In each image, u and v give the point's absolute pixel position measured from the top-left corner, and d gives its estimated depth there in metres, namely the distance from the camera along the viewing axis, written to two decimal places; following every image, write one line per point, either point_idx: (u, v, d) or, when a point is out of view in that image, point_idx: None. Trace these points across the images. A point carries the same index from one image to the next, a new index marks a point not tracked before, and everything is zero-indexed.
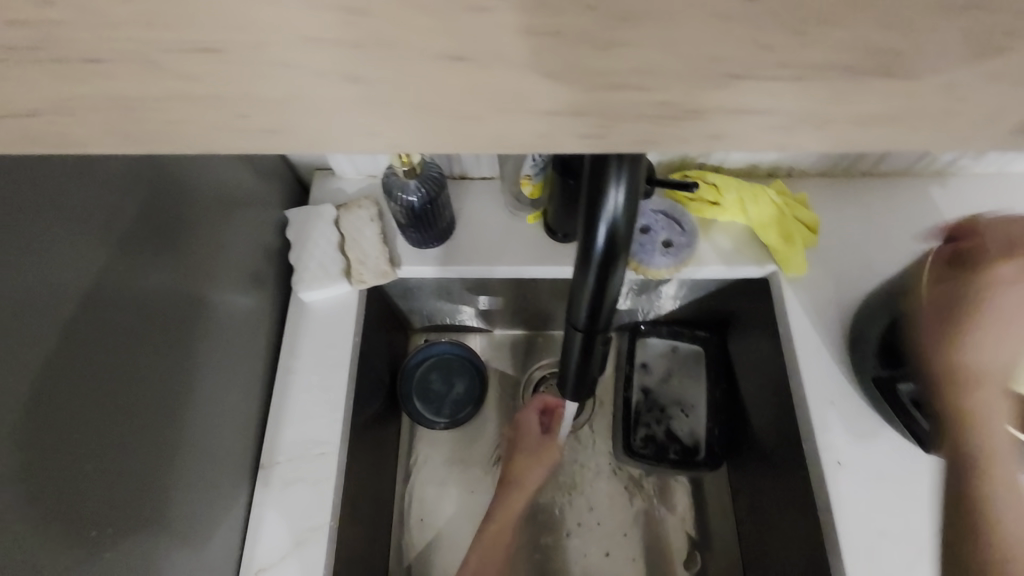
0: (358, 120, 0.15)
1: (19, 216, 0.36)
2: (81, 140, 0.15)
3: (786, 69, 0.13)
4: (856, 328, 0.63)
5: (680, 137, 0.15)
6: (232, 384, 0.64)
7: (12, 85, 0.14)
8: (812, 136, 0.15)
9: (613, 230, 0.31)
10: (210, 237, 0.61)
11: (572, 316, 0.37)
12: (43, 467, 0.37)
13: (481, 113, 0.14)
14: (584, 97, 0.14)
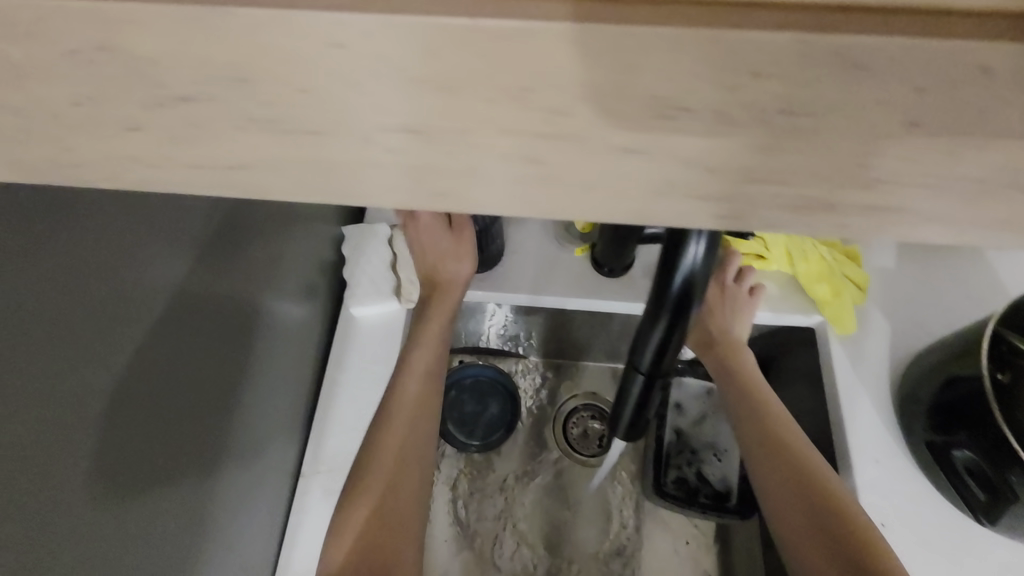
0: (496, 194, 0.15)
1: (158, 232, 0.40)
2: (227, 195, 0.16)
3: (943, 179, 0.13)
4: (907, 388, 0.62)
5: (818, 226, 0.15)
6: (279, 391, 0.66)
7: (173, 148, 0.14)
8: (953, 236, 0.15)
9: (690, 281, 0.32)
10: (272, 249, 0.64)
11: (635, 358, 0.39)
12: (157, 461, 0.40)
13: (623, 196, 0.14)
14: (733, 187, 0.14)
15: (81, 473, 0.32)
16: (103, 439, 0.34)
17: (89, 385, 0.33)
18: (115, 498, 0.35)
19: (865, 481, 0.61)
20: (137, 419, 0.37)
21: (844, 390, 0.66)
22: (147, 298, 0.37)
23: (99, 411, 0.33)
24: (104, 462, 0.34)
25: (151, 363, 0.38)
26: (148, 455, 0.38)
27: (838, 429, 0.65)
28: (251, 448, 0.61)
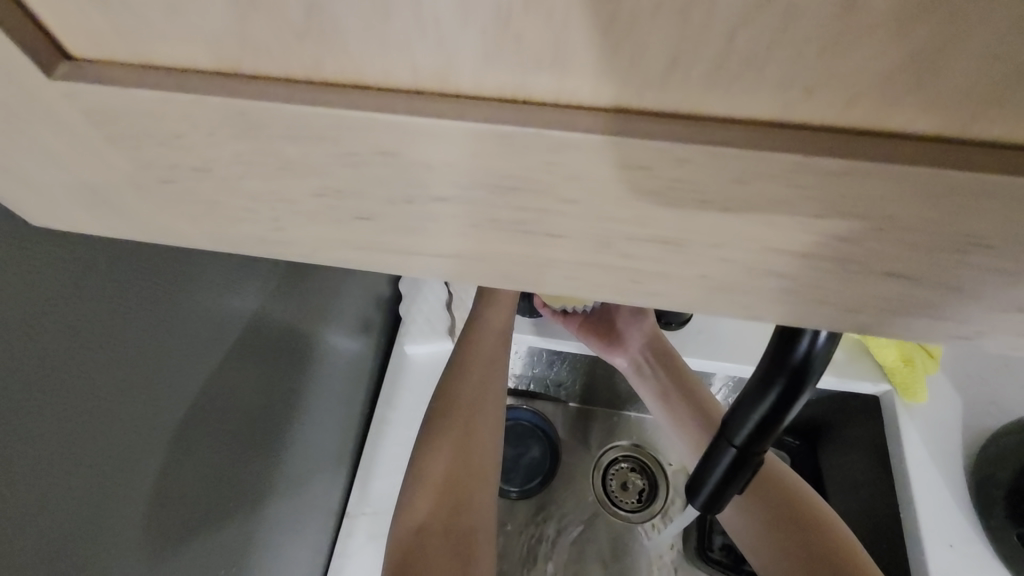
0: (718, 298, 0.14)
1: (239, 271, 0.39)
2: (429, 275, 0.16)
3: None
4: (982, 469, 0.61)
5: None
6: (329, 425, 0.66)
7: (402, 233, 0.14)
8: None
9: (806, 367, 0.31)
10: (332, 283, 0.65)
11: (728, 432, 0.37)
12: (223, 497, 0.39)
13: (858, 311, 0.14)
14: (983, 314, 0.13)
15: (130, 530, 0.31)
16: (158, 492, 0.32)
17: (153, 435, 0.31)
18: (161, 552, 0.34)
19: (937, 565, 0.59)
20: (192, 468, 0.35)
21: (914, 467, 0.64)
22: (217, 340, 0.35)
23: (155, 464, 0.31)
24: (154, 517, 0.32)
25: (213, 407, 0.36)
26: (199, 503, 0.36)
27: (906, 508, 0.63)
28: (294, 484, 0.59)
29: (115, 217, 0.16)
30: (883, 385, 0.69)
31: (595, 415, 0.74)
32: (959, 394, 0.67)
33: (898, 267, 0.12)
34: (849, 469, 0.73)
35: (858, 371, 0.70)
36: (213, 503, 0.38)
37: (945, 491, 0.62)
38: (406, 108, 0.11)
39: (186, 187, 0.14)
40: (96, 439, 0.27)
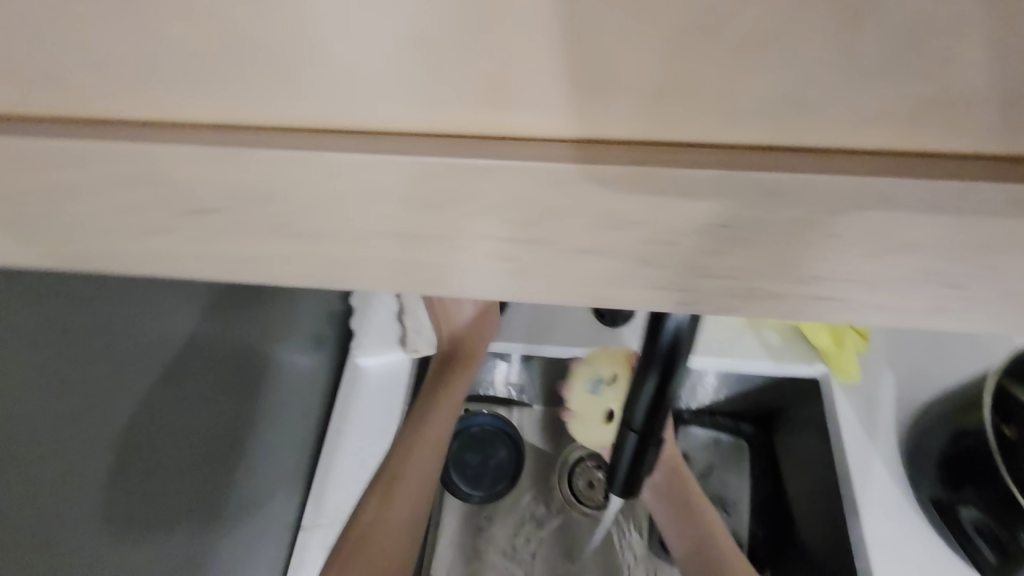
0: (527, 250, 0.19)
1: (131, 294, 0.44)
2: (304, 250, 0.20)
3: (897, 248, 0.17)
4: (915, 441, 0.64)
5: (795, 290, 0.19)
6: (286, 441, 0.68)
7: (274, 204, 0.18)
8: (912, 294, 0.18)
9: (676, 343, 0.33)
10: (285, 307, 0.69)
11: (627, 416, 0.39)
12: (122, 493, 0.46)
13: (628, 249, 0.18)
14: (717, 247, 0.18)
15: (99, 507, 0.44)
16: (101, 485, 0.43)
17: (104, 439, 0.43)
18: (135, 520, 0.48)
19: (873, 534, 0.63)
20: (172, 451, 0.51)
21: (850, 441, 0.69)
22: (122, 367, 0.44)
23: (114, 457, 0.44)
24: (140, 491, 0.48)
25: (167, 412, 0.50)
26: (178, 478, 0.53)
27: (846, 483, 0.67)
28: (253, 499, 0.63)
29: (57, 237, 0.20)
30: (819, 365, 0.74)
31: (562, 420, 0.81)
32: (892, 370, 0.72)
33: (646, 211, 0.17)
34: (798, 450, 0.78)
35: (795, 355, 0.75)
36: (192, 477, 0.54)
37: (879, 460, 0.67)
38: (301, 121, 0.17)
39: (120, 197, 0.19)
40: (55, 448, 0.39)
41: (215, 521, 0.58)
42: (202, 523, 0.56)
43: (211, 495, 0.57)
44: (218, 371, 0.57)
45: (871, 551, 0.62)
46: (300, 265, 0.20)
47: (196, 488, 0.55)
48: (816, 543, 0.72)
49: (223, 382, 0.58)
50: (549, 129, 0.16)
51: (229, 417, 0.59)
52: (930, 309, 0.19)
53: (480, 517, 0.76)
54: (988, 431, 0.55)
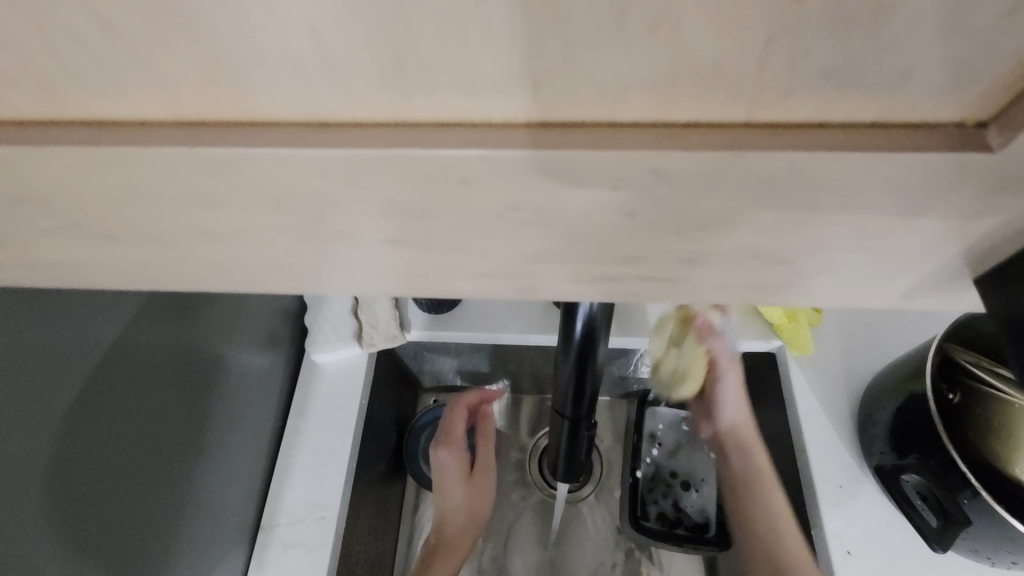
0: (404, 204, 0.19)
1: (38, 309, 0.42)
2: (186, 213, 0.20)
3: (766, 181, 0.17)
4: (865, 410, 0.66)
5: (674, 226, 0.20)
6: (242, 443, 0.67)
7: (143, 167, 0.18)
8: (787, 226, 0.19)
9: (591, 321, 0.33)
10: (233, 308, 0.67)
11: (558, 402, 0.39)
12: (57, 521, 0.44)
13: (502, 193, 0.18)
14: (593, 192, 0.18)
15: (19, 521, 0.41)
16: (30, 493, 0.41)
17: (28, 442, 0.41)
18: (60, 534, 0.44)
19: (829, 504, 0.64)
20: (106, 461, 0.49)
21: (804, 412, 0.70)
22: (60, 367, 0.44)
23: (42, 463, 0.42)
24: (64, 503, 0.44)
25: (99, 420, 0.47)
26: (113, 489, 0.49)
27: (801, 455, 0.69)
28: (200, 507, 0.60)
29: None
30: (775, 340, 0.75)
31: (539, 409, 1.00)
32: (842, 339, 0.75)
33: (513, 160, 0.17)
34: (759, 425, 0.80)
35: (751, 332, 0.75)
36: (129, 491, 0.51)
37: (833, 429, 0.69)
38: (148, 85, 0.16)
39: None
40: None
41: (169, 534, 0.56)
42: (154, 539, 0.55)
43: (160, 506, 0.55)
44: (164, 378, 0.56)
45: (827, 521, 0.64)
46: (170, 242, 0.21)
47: (143, 499, 0.53)
48: None
49: (168, 389, 0.56)
50: (353, 113, 0.17)
51: (174, 427, 0.57)
52: (757, 246, 0.21)
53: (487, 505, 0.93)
54: (927, 397, 0.56)
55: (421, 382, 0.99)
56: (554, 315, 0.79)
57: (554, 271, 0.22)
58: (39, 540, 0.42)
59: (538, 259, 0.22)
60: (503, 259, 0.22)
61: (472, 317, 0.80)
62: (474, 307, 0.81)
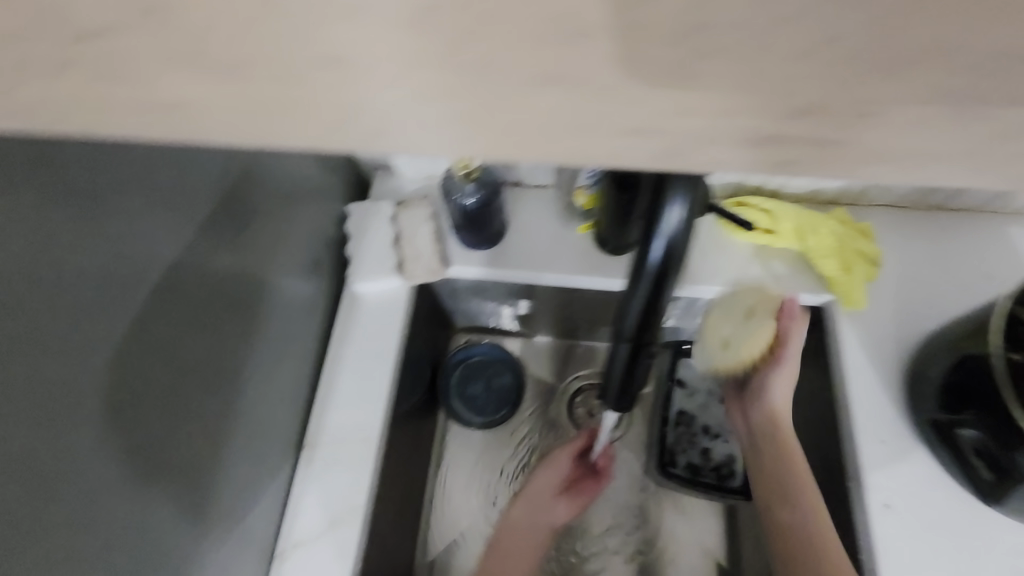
0: (537, 40, 0.19)
1: (120, 192, 0.44)
2: (307, 47, 0.19)
3: (910, 13, 0.18)
4: (916, 366, 0.65)
5: (807, 76, 0.19)
6: (285, 362, 0.69)
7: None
8: (920, 85, 0.19)
9: (669, 246, 0.32)
10: (277, 230, 0.68)
11: (620, 325, 0.38)
12: (128, 405, 0.45)
13: (637, 27, 0.18)
14: (729, 23, 0.18)
15: (99, 398, 0.43)
16: (104, 383, 0.43)
17: (100, 334, 0.42)
18: (129, 428, 0.46)
19: (871, 460, 0.64)
20: (166, 365, 0.50)
21: (853, 370, 0.69)
22: (130, 267, 0.45)
23: (113, 356, 0.44)
24: (131, 398, 0.46)
25: (159, 324, 0.49)
26: (173, 393, 0.51)
27: (845, 409, 0.68)
28: (248, 420, 0.62)
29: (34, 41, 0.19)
30: (825, 296, 0.72)
31: (570, 352, 1.01)
32: (898, 295, 0.72)
33: None
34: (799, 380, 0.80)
35: (800, 283, 0.74)
36: (186, 397, 0.53)
37: (880, 386, 0.68)
38: None
39: None
40: (54, 334, 0.39)
41: (222, 438, 0.58)
42: (210, 442, 0.56)
43: (213, 415, 0.57)
44: (217, 295, 0.57)
45: (866, 476, 0.64)
46: (274, 93, 0.21)
47: (199, 405, 0.55)
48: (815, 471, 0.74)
49: (221, 303, 0.57)
50: None
51: (225, 342, 0.58)
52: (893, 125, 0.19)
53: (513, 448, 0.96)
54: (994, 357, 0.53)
55: (455, 323, 1.00)
56: (597, 257, 0.79)
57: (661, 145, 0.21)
58: (115, 418, 0.44)
59: (648, 124, 0.21)
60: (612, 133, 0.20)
61: (514, 254, 0.79)
62: (516, 245, 0.80)
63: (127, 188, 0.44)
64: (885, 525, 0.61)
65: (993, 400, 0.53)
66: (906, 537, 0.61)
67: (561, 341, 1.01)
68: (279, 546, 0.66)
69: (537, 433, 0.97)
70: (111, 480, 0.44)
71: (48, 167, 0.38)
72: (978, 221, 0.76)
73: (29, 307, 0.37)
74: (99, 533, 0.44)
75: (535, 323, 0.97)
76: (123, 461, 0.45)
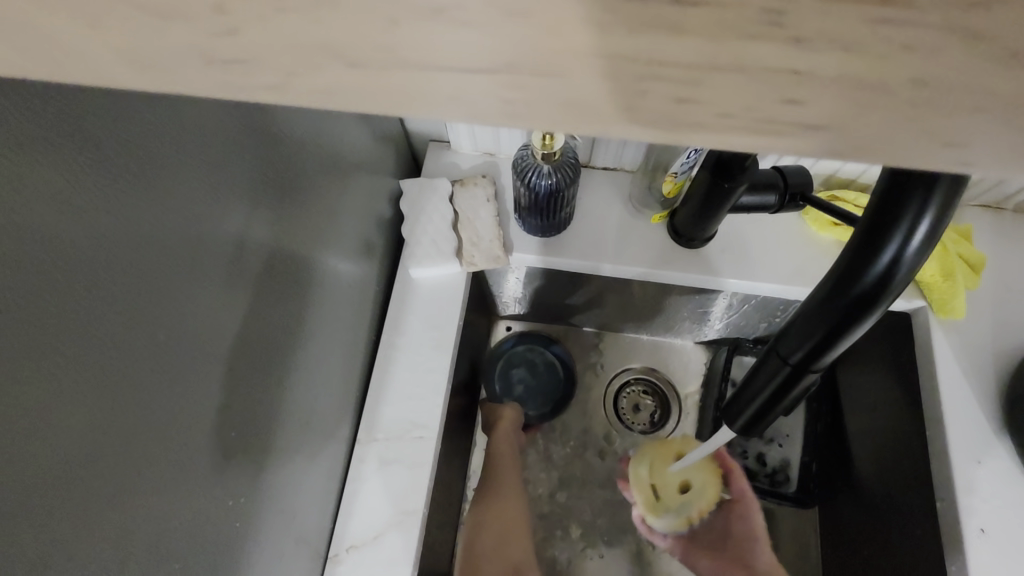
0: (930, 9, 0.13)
1: (195, 164, 0.37)
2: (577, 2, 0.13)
3: None
4: (1022, 384, 0.61)
5: None
6: (336, 352, 0.64)
7: None
8: None
9: (893, 269, 0.28)
10: (330, 206, 0.62)
11: (783, 346, 0.35)
12: (196, 409, 0.40)
13: None
14: None
15: (170, 404, 0.37)
16: (175, 390, 0.37)
17: (172, 334, 0.36)
18: (198, 436, 0.40)
19: (965, 482, 0.60)
20: (233, 362, 0.44)
21: (948, 384, 0.64)
22: (202, 255, 0.39)
23: (184, 359, 0.38)
24: (200, 401, 0.40)
25: (228, 320, 0.43)
26: (237, 393, 0.45)
27: (936, 426, 0.64)
28: (303, 417, 0.57)
29: None
30: (917, 301, 0.68)
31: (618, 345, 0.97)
32: (996, 303, 0.67)
33: None
34: (873, 388, 0.76)
35: None
36: (251, 395, 0.47)
37: (976, 403, 0.63)
38: None
39: None
40: (132, 337, 0.33)
41: (278, 438, 0.53)
42: (268, 443, 0.51)
43: (273, 414, 0.52)
44: (277, 280, 0.51)
45: (960, 499, 0.60)
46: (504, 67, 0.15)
47: (261, 405, 0.49)
48: (892, 486, 0.70)
49: (280, 290, 0.52)
50: None
51: (282, 332, 0.53)
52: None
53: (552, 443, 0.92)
54: None
55: (498, 309, 0.94)
56: (669, 249, 0.73)
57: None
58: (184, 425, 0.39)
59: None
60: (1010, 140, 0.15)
61: (580, 243, 0.74)
62: (581, 231, 0.74)
63: (199, 161, 0.38)
64: (982, 552, 0.58)
65: None
66: (1004, 565, 0.57)
67: (610, 333, 0.97)
68: (332, 549, 0.62)
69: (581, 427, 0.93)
70: (180, 496, 0.39)
71: (119, 135, 0.31)
72: None
73: (108, 305, 0.31)
74: (175, 556, 0.39)
75: (585, 312, 0.92)
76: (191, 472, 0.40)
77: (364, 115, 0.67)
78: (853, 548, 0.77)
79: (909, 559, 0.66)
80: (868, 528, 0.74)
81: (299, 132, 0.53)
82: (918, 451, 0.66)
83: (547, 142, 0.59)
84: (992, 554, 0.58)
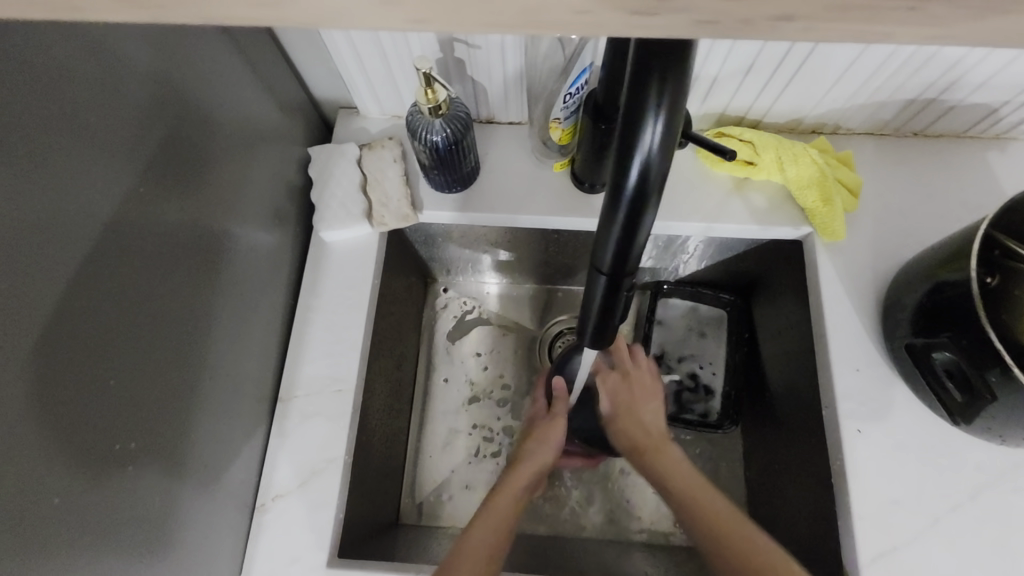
0: None
1: (42, 134, 0.39)
2: None
3: None
4: (892, 296, 0.65)
5: (771, 10, 0.18)
6: (254, 314, 0.67)
7: None
8: (896, 15, 0.18)
9: (646, 168, 0.30)
10: (235, 174, 0.63)
11: (597, 258, 0.37)
12: (77, 367, 0.42)
13: None
14: None
15: (46, 360, 0.40)
16: (36, 340, 0.39)
17: (34, 288, 0.39)
18: (81, 389, 0.43)
19: (844, 389, 0.65)
20: (115, 318, 0.46)
21: (830, 301, 0.69)
22: (49, 211, 0.40)
23: (45, 312, 0.39)
24: (84, 354, 0.43)
25: (102, 277, 0.44)
26: (133, 351, 0.48)
27: (822, 339, 0.69)
28: (221, 375, 0.61)
29: None
30: (803, 228, 0.72)
31: (550, 298, 0.99)
32: (875, 224, 0.71)
33: None
34: (777, 315, 0.80)
35: (780, 218, 0.73)
36: (148, 354, 0.50)
37: (854, 315, 0.68)
38: None
39: None
40: None
41: (191, 398, 0.56)
42: (180, 401, 0.54)
43: (177, 372, 0.54)
44: (168, 246, 0.52)
45: (839, 405, 0.65)
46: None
47: (162, 364, 0.52)
48: (792, 402, 0.75)
49: (180, 255, 0.54)
50: None
51: (185, 295, 0.55)
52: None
53: (490, 398, 0.93)
54: (971, 282, 0.53)
55: (432, 273, 0.96)
56: (574, 195, 0.76)
57: (606, 27, 0.19)
58: (67, 381, 0.42)
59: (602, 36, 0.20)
60: (559, 9, 0.18)
61: (488, 196, 0.76)
62: (488, 185, 0.77)
63: (53, 131, 0.40)
64: (857, 448, 0.63)
65: (970, 326, 0.53)
66: (874, 459, 0.63)
67: (543, 287, 1.00)
68: (259, 499, 0.66)
69: (518, 377, 0.94)
70: (70, 447, 0.42)
71: None
72: (956, 147, 0.74)
73: None
74: (58, 495, 0.41)
75: (514, 268, 0.94)
76: (81, 423, 0.43)
77: (264, 83, 0.68)
78: (767, 466, 0.80)
79: (803, 467, 0.71)
80: (772, 443, 0.80)
81: (177, 99, 0.53)
82: (811, 366, 0.71)
83: (429, 98, 0.61)
84: (861, 451, 0.63)
